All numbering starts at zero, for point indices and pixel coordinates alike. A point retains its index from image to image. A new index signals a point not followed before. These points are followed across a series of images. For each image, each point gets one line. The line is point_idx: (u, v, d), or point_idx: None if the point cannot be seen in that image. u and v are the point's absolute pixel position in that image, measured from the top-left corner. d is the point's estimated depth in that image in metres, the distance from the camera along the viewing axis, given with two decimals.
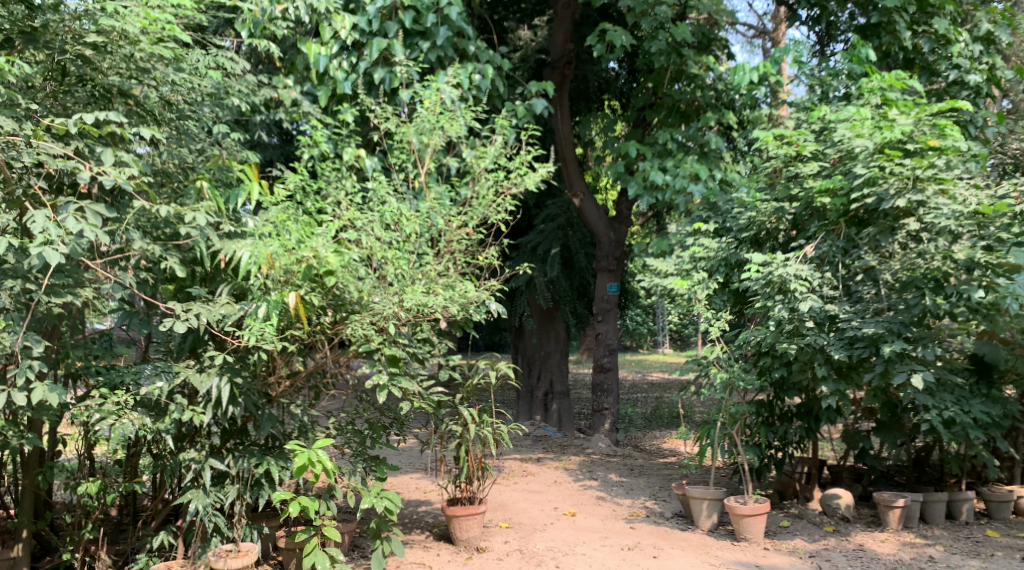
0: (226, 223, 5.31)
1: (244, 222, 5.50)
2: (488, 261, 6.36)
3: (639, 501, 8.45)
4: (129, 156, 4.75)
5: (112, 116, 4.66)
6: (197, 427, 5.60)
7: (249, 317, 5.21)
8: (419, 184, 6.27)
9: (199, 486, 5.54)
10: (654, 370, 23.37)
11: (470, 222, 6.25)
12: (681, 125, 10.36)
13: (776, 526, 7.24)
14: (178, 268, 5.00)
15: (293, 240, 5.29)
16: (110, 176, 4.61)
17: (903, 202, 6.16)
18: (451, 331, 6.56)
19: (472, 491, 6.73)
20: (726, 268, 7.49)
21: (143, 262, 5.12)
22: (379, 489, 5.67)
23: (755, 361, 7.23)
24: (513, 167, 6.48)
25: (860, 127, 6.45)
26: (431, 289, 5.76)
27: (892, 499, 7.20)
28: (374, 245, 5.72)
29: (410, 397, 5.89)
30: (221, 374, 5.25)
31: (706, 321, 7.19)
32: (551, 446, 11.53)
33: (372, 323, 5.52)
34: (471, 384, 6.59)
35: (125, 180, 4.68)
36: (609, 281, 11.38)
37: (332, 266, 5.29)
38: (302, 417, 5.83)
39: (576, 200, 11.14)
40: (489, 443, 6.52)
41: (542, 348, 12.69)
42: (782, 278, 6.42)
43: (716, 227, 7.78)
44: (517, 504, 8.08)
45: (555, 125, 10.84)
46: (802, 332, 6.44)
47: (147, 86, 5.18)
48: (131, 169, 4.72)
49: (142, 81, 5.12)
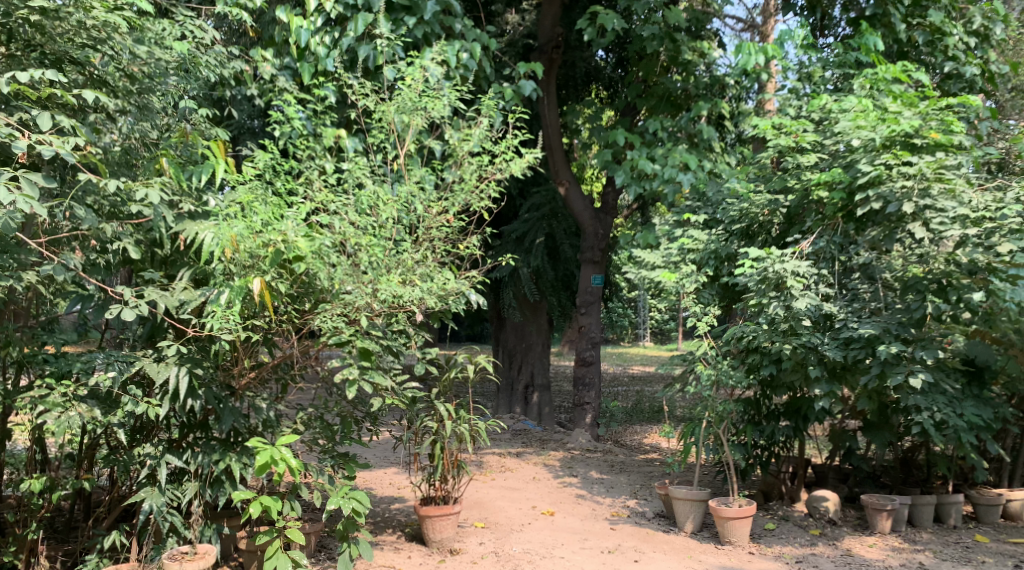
0: (185, 202, 5.00)
1: (207, 202, 5.21)
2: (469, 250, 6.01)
3: (620, 500, 8.19)
4: (72, 123, 4.43)
5: (49, 75, 4.37)
6: (154, 421, 5.32)
7: (211, 303, 4.89)
8: (397, 167, 5.91)
9: (155, 482, 5.27)
10: (635, 364, 23.15)
11: (450, 209, 5.83)
12: (670, 116, 10.12)
13: (761, 529, 6.99)
14: (133, 250, 4.72)
15: (261, 223, 4.97)
16: (50, 145, 4.29)
17: (910, 207, 5.79)
18: (428, 322, 6.26)
19: (447, 490, 6.44)
20: (716, 261, 7.22)
21: (93, 243, 4.82)
22: (346, 490, 5.35)
23: (744, 358, 6.98)
24: (500, 154, 6.07)
25: (863, 117, 6.16)
26: (407, 278, 5.44)
27: (882, 502, 6.96)
28: (348, 229, 5.40)
29: (382, 392, 5.55)
30: (182, 366, 4.97)
31: (694, 315, 6.93)
32: (530, 440, 11.26)
33: (345, 312, 5.21)
34: (447, 378, 6.29)
35: (69, 151, 4.36)
36: (593, 272, 11.09)
37: (305, 252, 4.99)
38: (268, 411, 5.52)
39: (561, 189, 10.86)
40: (465, 440, 6.23)
41: (524, 340, 12.42)
42: (779, 275, 6.07)
43: (707, 218, 7.52)
44: (494, 501, 7.79)
45: (541, 111, 10.55)
46: (793, 330, 6.19)
47: (107, 55, 4.85)
48: (76, 139, 4.40)
49: (99, 50, 4.79)
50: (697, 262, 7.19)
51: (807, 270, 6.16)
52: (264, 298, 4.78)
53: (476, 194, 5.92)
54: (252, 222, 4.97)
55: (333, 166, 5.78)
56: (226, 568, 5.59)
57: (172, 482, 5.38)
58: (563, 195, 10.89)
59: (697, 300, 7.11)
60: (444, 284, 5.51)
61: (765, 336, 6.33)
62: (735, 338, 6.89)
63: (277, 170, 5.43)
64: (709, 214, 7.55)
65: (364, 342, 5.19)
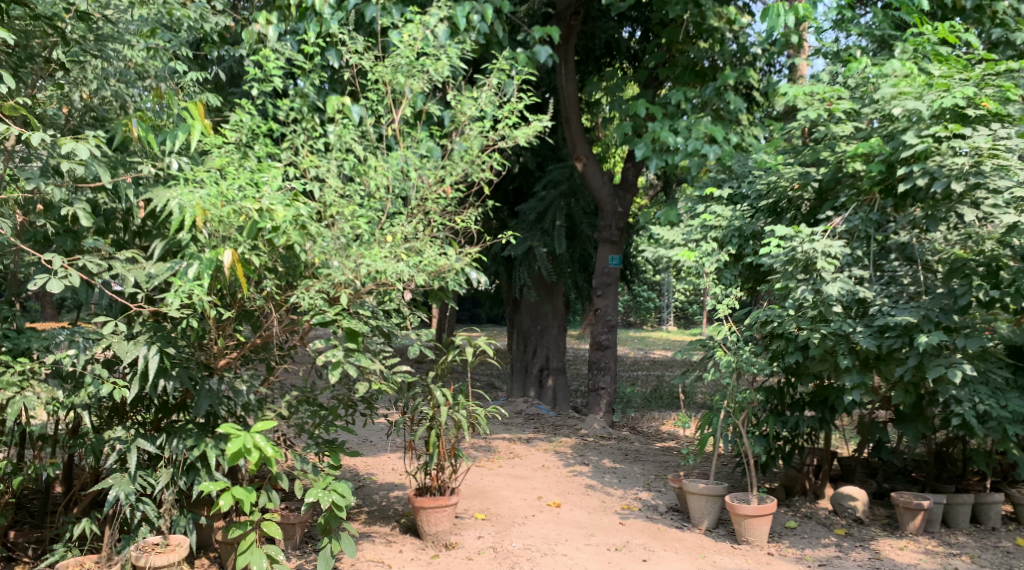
0: (147, 163, 4.72)
1: (168, 163, 4.81)
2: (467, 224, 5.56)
3: (633, 492, 7.74)
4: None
5: None
6: (126, 402, 4.96)
7: (177, 276, 4.47)
8: (394, 131, 5.44)
9: (125, 469, 4.89)
10: (657, 348, 22.62)
11: (446, 178, 5.38)
12: (695, 87, 9.57)
13: (782, 527, 6.51)
14: (82, 214, 4.40)
15: (236, 190, 4.54)
16: None
17: (960, 186, 5.21)
18: (426, 302, 5.82)
19: (444, 481, 6.02)
20: (741, 240, 6.72)
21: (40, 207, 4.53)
22: (328, 481, 4.95)
23: (768, 344, 6.50)
24: (504, 120, 5.60)
25: (908, 84, 5.60)
26: (396, 253, 5.00)
27: (914, 501, 6.46)
28: (334, 198, 4.97)
29: (371, 377, 5.12)
30: (151, 345, 4.60)
31: (714, 297, 6.46)
32: (543, 425, 10.82)
33: (328, 289, 4.80)
34: (446, 362, 5.85)
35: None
36: (610, 253, 10.60)
37: (286, 223, 4.56)
38: (249, 395, 5.11)
39: (578, 165, 10.35)
40: (464, 429, 5.80)
41: (539, 322, 11.96)
42: (809, 255, 5.56)
43: (730, 193, 7.01)
44: (498, 491, 7.36)
45: (558, 82, 10.04)
46: (820, 315, 5.68)
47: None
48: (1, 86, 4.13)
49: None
50: (719, 241, 6.69)
51: (840, 250, 5.62)
52: (237, 272, 4.36)
53: (477, 162, 5.45)
54: (226, 190, 4.52)
55: (323, 130, 5.34)
56: (203, 560, 5.22)
57: (144, 469, 4.99)
58: (580, 171, 10.39)
59: (719, 282, 6.63)
60: (438, 259, 5.06)
61: (791, 321, 5.84)
62: (760, 322, 6.42)
63: (260, 134, 5.04)
64: (734, 189, 7.03)
65: (350, 324, 4.77)
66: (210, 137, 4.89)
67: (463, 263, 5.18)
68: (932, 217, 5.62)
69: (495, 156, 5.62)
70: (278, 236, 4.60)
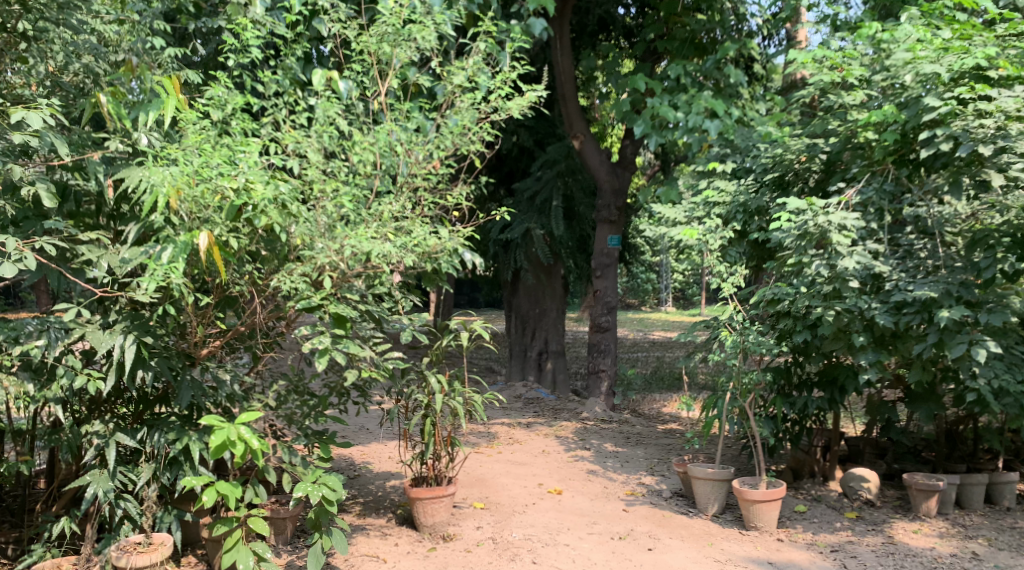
0: (113, 141, 4.51)
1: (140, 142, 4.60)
2: (458, 202, 5.30)
3: (636, 477, 7.52)
4: None
5: None
6: (104, 395, 4.72)
7: (150, 260, 4.20)
8: (382, 105, 5.18)
9: (104, 465, 4.66)
10: (656, 329, 22.42)
11: (435, 153, 5.12)
12: (695, 59, 9.30)
13: (791, 512, 6.29)
14: (44, 195, 4.14)
15: (218, 170, 4.28)
16: None
17: (986, 150, 4.94)
18: (418, 284, 5.58)
19: (440, 470, 5.79)
20: (746, 215, 6.47)
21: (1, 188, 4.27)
22: (318, 474, 4.73)
23: (775, 323, 6.28)
24: (496, 91, 5.35)
25: (923, 47, 5.33)
26: (384, 233, 4.75)
27: (928, 482, 6.24)
28: (319, 176, 4.72)
29: (361, 364, 4.88)
30: (131, 335, 4.36)
31: (719, 275, 6.22)
32: (543, 410, 10.59)
33: (314, 271, 4.56)
34: (440, 346, 5.62)
35: None
36: (609, 233, 10.34)
37: (271, 203, 4.31)
38: (233, 385, 4.87)
39: (576, 143, 10.08)
40: (460, 416, 5.56)
41: (538, 305, 11.72)
42: (821, 229, 5.30)
43: (733, 167, 6.75)
44: (497, 479, 7.14)
45: (554, 58, 9.75)
46: (833, 291, 5.44)
47: None
48: None
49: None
50: (723, 217, 6.45)
51: (853, 224, 5.38)
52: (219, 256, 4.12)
53: (469, 136, 5.20)
54: (212, 171, 4.28)
55: (306, 105, 5.08)
56: (189, 558, 4.99)
57: (123, 464, 4.75)
58: (578, 149, 10.12)
59: (723, 259, 6.39)
60: (429, 238, 4.81)
61: (803, 299, 5.61)
62: (769, 301, 6.18)
63: (241, 110, 4.78)
64: (738, 162, 6.78)
65: (339, 308, 4.53)
66: (188, 114, 4.63)
67: (456, 241, 4.94)
68: (955, 184, 5.36)
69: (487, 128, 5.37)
70: (263, 216, 4.35)
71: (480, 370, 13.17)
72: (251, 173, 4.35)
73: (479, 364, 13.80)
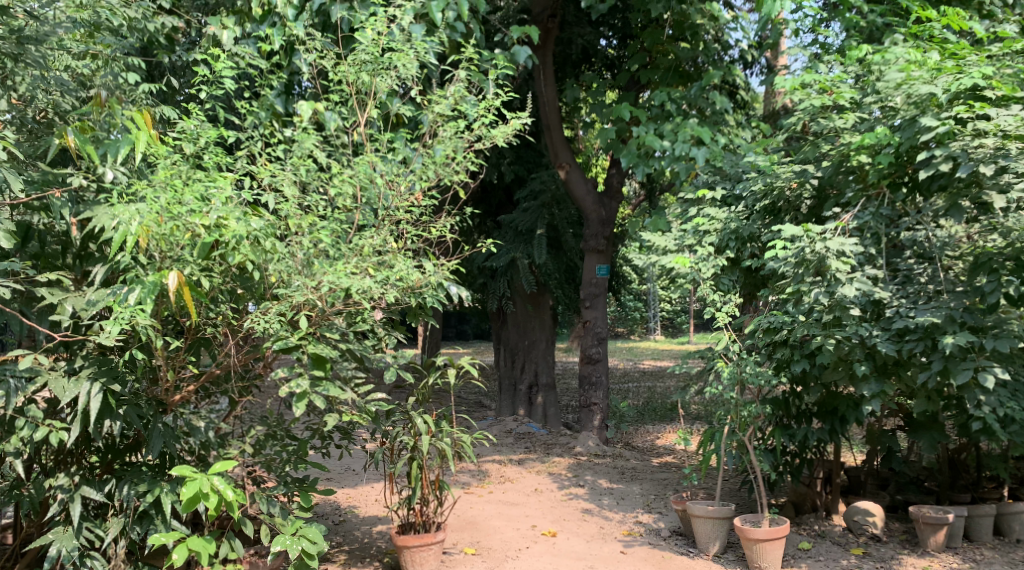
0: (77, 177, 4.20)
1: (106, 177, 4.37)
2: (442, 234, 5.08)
3: (633, 515, 7.26)
4: None
5: None
6: (70, 446, 4.47)
7: (115, 302, 3.97)
8: (360, 135, 4.98)
9: (69, 521, 4.41)
10: (646, 358, 22.20)
11: (415, 184, 4.93)
12: (680, 86, 9.17)
13: (795, 550, 6.04)
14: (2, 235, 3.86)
15: (188, 206, 4.07)
16: None
17: (987, 171, 4.77)
18: (402, 320, 5.36)
19: (428, 516, 5.53)
20: (739, 242, 6.28)
21: None
22: (297, 525, 4.58)
23: (771, 353, 6.07)
24: (479, 119, 5.16)
25: (916, 68, 5.18)
26: (363, 268, 4.54)
27: (935, 516, 6.01)
28: (294, 210, 4.50)
29: (341, 407, 4.63)
30: (98, 383, 4.11)
31: (714, 304, 6.02)
32: (534, 445, 10.33)
33: (290, 311, 4.33)
34: (426, 384, 5.38)
35: None
36: (597, 263, 10.14)
37: (244, 239, 4.09)
38: (206, 432, 4.62)
39: (561, 173, 9.91)
40: (448, 458, 5.31)
41: (527, 336, 11.46)
42: (820, 256, 5.11)
43: (724, 193, 6.57)
44: (489, 522, 6.88)
45: (537, 88, 9.60)
46: (833, 319, 5.24)
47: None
48: None
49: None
50: (716, 244, 6.26)
51: (852, 249, 5.19)
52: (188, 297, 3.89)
53: (450, 165, 5.00)
54: (184, 208, 4.06)
55: (282, 137, 4.88)
56: None
57: (90, 520, 4.48)
58: (564, 179, 9.95)
59: (717, 288, 6.20)
60: (411, 272, 4.60)
61: (801, 328, 5.41)
62: (766, 331, 5.98)
63: (212, 143, 4.57)
64: (728, 188, 6.60)
65: (316, 348, 4.31)
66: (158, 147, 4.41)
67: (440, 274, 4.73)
68: (954, 207, 5.19)
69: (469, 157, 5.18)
70: (236, 254, 4.13)
71: (469, 405, 12.85)
72: (225, 209, 4.13)
73: (468, 399, 13.50)
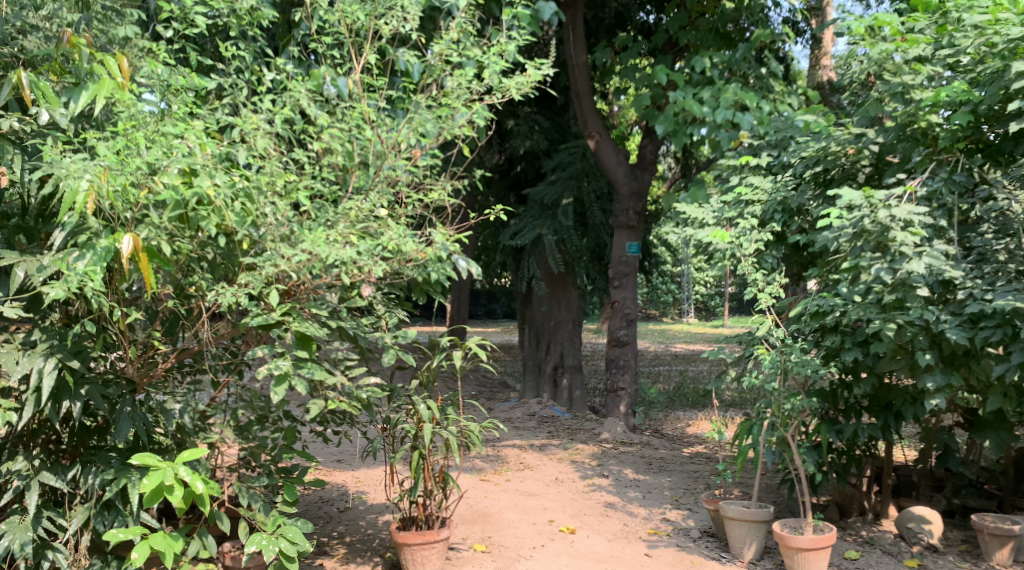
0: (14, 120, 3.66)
1: (66, 125, 3.84)
2: (448, 198, 4.55)
3: (659, 512, 6.69)
4: None
5: None
6: (27, 427, 3.97)
7: (66, 265, 3.43)
8: (358, 83, 4.43)
9: (25, 511, 3.91)
10: (676, 341, 21.57)
11: (414, 140, 4.39)
12: (722, 49, 8.50)
13: (841, 559, 5.44)
14: None
15: (155, 154, 3.53)
16: None
17: None
18: (408, 296, 4.87)
19: (431, 511, 4.99)
20: (784, 216, 5.66)
21: None
22: (278, 522, 4.05)
23: (819, 340, 5.47)
24: (492, 67, 4.60)
25: (1000, 12, 4.52)
26: (348, 236, 3.99)
27: (1003, 527, 5.38)
28: (276, 167, 3.96)
29: (331, 392, 4.08)
30: (54, 359, 3.60)
31: (755, 283, 5.41)
32: (557, 430, 9.77)
33: (259, 284, 3.79)
34: (431, 366, 4.84)
35: None
36: (628, 239, 9.52)
37: (216, 193, 3.55)
38: (183, 414, 4.12)
39: (591, 143, 9.29)
40: (454, 449, 4.76)
41: (552, 317, 10.89)
42: (882, 227, 4.44)
43: (768, 162, 5.94)
44: (502, 515, 6.35)
45: (567, 52, 8.97)
46: (894, 299, 4.60)
47: None
48: None
49: None
50: (760, 217, 5.63)
51: (919, 220, 4.55)
52: (147, 267, 3.41)
53: (458, 120, 4.44)
54: (151, 155, 3.53)
55: (274, 83, 4.34)
56: None
57: (49, 510, 3.98)
58: (594, 149, 9.33)
59: (759, 266, 5.59)
60: (406, 243, 4.05)
61: (858, 310, 4.80)
62: (813, 315, 5.36)
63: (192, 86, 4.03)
64: (772, 156, 5.99)
65: (298, 325, 3.81)
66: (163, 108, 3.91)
67: (443, 248, 4.21)
68: None
69: (480, 111, 4.62)
70: (210, 212, 3.60)
71: (490, 387, 12.34)
72: (198, 159, 3.60)
73: (490, 381, 12.98)
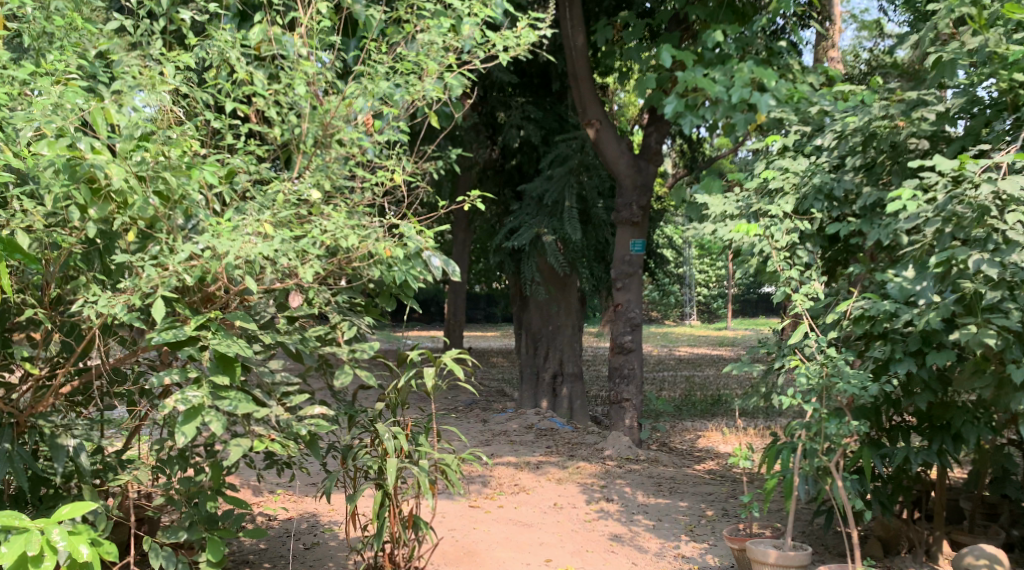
0: None
1: None
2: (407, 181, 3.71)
3: (673, 545, 5.82)
4: None
5: None
6: None
7: None
8: (303, 40, 3.59)
9: None
10: (681, 345, 20.60)
11: (367, 106, 3.57)
12: (736, 23, 7.57)
13: None
14: None
15: (19, 117, 2.68)
16: None
17: None
18: (374, 302, 4.05)
19: (401, 561, 4.11)
20: (821, 204, 4.82)
21: None
22: None
23: (864, 348, 4.62)
24: (473, 19, 3.79)
25: None
26: (274, 224, 3.10)
27: None
28: (188, 138, 3.11)
29: (256, 427, 3.19)
30: None
31: (788, 282, 4.55)
32: (557, 445, 8.88)
33: (155, 289, 2.89)
34: (398, 386, 3.99)
35: None
36: (632, 236, 8.65)
37: (119, 174, 2.74)
38: (79, 455, 3.29)
39: (591, 130, 8.42)
40: (426, 489, 3.88)
41: (550, 322, 10.03)
42: (982, 208, 3.67)
43: (798, 141, 5.10)
44: (493, 553, 5.48)
45: (565, 31, 8.11)
46: (992, 301, 3.91)
47: None
48: None
49: None
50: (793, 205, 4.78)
51: None
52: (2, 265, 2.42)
53: (428, 83, 3.59)
54: (17, 118, 2.70)
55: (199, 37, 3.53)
56: None
57: None
58: (594, 138, 8.47)
59: (791, 261, 4.74)
60: (350, 236, 3.22)
61: (936, 315, 4.10)
62: (857, 322, 4.53)
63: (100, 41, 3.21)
64: (805, 135, 5.16)
65: (217, 345, 2.98)
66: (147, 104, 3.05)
67: (415, 244, 3.50)
68: None
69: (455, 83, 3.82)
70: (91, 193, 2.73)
71: (488, 397, 11.50)
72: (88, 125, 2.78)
73: (488, 389, 12.16)
